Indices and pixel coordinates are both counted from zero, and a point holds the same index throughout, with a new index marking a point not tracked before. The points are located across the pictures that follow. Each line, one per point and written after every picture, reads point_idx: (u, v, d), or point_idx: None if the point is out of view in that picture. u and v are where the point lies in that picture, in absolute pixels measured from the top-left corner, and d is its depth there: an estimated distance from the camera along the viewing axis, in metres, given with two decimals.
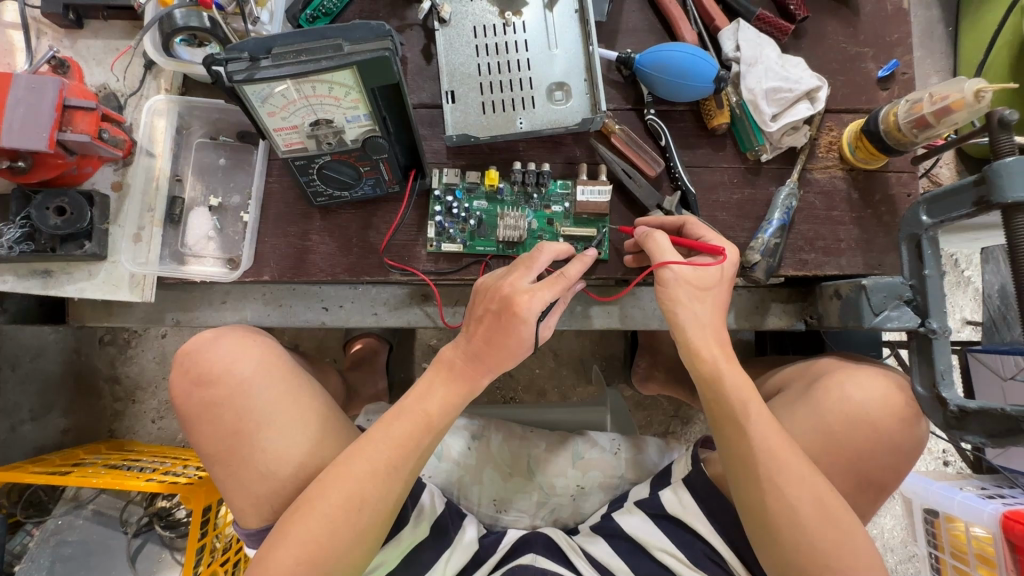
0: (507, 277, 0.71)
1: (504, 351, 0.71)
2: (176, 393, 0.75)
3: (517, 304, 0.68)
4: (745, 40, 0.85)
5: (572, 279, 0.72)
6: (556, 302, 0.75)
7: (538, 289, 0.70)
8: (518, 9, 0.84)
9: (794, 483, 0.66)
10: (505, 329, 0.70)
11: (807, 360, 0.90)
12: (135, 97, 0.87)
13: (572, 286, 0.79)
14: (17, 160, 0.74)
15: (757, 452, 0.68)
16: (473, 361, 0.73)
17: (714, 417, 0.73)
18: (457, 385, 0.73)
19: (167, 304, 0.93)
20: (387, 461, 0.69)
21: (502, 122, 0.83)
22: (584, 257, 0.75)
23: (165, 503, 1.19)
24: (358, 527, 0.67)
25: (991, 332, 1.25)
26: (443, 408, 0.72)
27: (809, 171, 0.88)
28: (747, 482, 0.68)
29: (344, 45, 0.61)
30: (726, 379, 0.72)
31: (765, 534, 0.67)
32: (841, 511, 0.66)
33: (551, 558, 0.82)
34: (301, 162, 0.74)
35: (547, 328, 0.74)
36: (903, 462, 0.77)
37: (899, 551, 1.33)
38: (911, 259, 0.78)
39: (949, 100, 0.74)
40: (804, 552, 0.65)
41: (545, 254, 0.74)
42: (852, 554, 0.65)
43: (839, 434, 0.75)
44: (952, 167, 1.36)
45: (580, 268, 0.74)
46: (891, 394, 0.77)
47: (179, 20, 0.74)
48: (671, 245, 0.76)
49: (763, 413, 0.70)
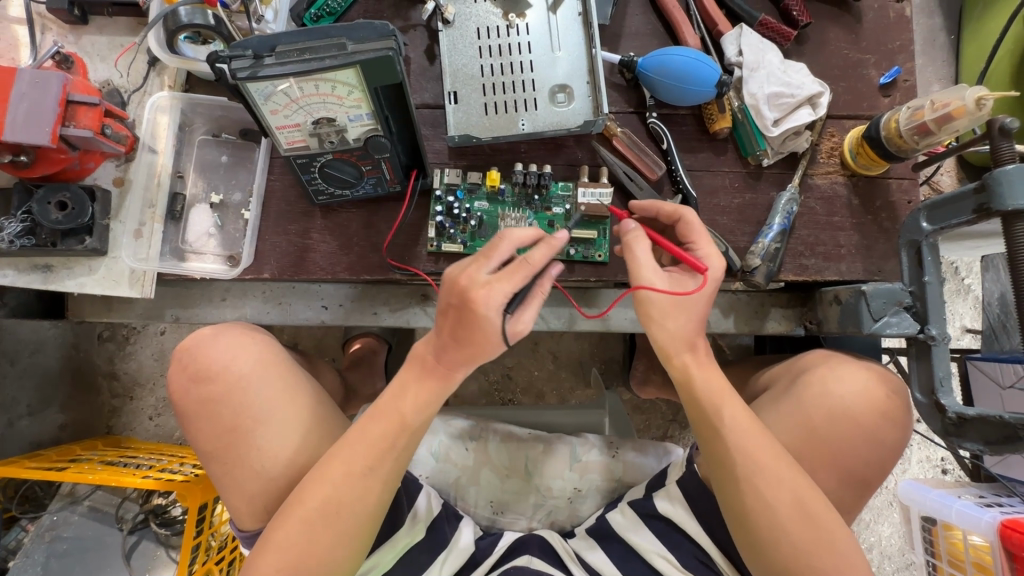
0: (464, 269, 0.64)
1: (474, 347, 0.65)
2: (174, 388, 0.75)
3: (476, 300, 0.62)
4: (748, 45, 0.85)
5: (538, 264, 0.63)
6: (528, 291, 0.66)
7: (497, 281, 0.62)
8: (522, 11, 0.84)
9: (772, 486, 0.67)
10: (468, 326, 0.63)
11: (789, 360, 0.90)
12: (138, 94, 0.87)
13: (551, 267, 0.67)
14: (20, 154, 0.75)
15: (733, 456, 0.68)
16: (444, 356, 0.68)
17: (694, 419, 0.72)
18: (430, 384, 0.69)
19: (166, 301, 0.92)
20: (363, 462, 0.68)
21: (504, 123, 0.83)
22: (553, 240, 0.65)
23: (162, 500, 1.18)
24: (339, 529, 0.67)
25: (990, 340, 1.24)
26: (417, 407, 0.70)
27: (810, 177, 0.88)
28: (727, 486, 0.69)
29: (348, 44, 0.61)
30: (695, 377, 0.72)
31: (745, 536, 0.68)
32: (823, 514, 0.66)
33: (546, 560, 0.83)
34: (302, 160, 0.75)
35: (519, 321, 0.65)
36: (889, 460, 0.77)
37: (896, 559, 1.33)
38: (910, 267, 0.78)
39: (949, 108, 0.74)
40: (785, 554, 0.66)
41: (508, 241, 0.65)
42: (832, 553, 0.65)
43: (823, 430, 0.75)
44: (953, 175, 1.36)
45: (548, 253, 0.64)
46: (873, 388, 0.77)
47: (184, 17, 0.75)
48: (650, 261, 0.72)
49: (738, 416, 0.69)
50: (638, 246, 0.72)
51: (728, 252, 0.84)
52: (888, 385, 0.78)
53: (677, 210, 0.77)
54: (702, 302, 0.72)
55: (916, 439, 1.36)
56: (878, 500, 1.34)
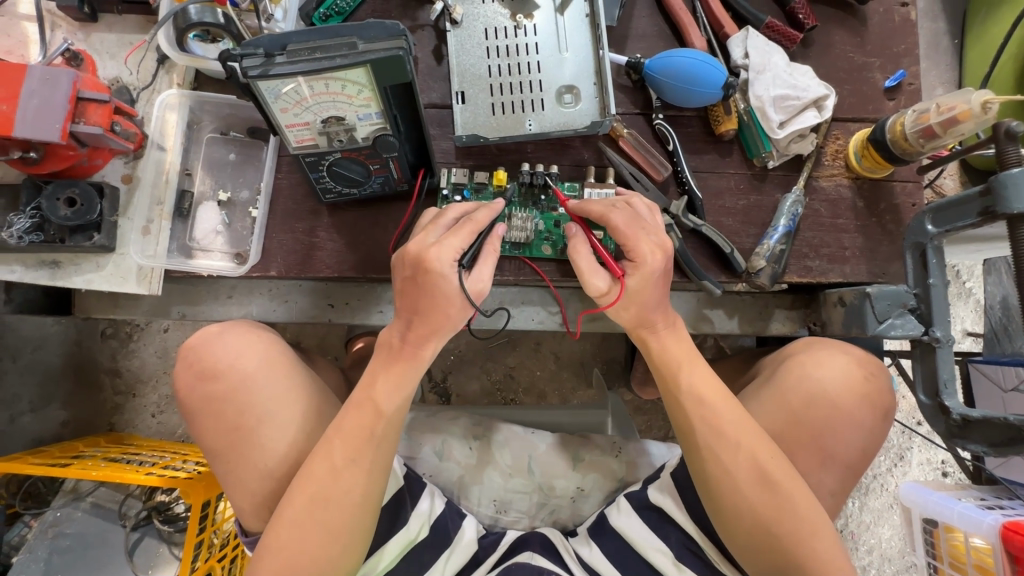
0: (413, 238, 0.70)
1: (437, 313, 0.69)
2: (180, 385, 0.74)
3: (427, 259, 0.67)
4: (754, 47, 0.85)
5: (481, 222, 0.70)
6: (482, 253, 0.72)
7: (444, 239, 0.68)
8: (530, 11, 0.84)
9: (729, 450, 0.70)
10: (425, 289, 0.68)
11: (777, 349, 0.89)
12: (147, 92, 0.88)
13: (498, 228, 0.75)
14: (30, 150, 0.75)
15: (694, 423, 0.72)
16: (409, 335, 0.71)
17: (664, 392, 0.77)
18: (399, 368, 0.72)
19: (173, 298, 0.93)
20: (343, 454, 0.69)
21: (511, 123, 0.83)
22: (493, 205, 0.74)
23: (165, 497, 1.19)
24: (329, 525, 0.67)
25: (992, 344, 1.25)
26: (390, 392, 0.71)
27: (815, 179, 0.88)
28: (692, 454, 0.73)
29: (359, 44, 0.62)
30: (650, 342, 0.77)
31: (714, 507, 0.71)
32: (784, 480, 0.68)
33: (548, 557, 0.83)
34: (311, 159, 0.75)
35: (477, 280, 0.70)
36: (869, 440, 0.77)
37: (896, 561, 1.33)
38: (915, 268, 0.78)
39: (955, 111, 0.75)
40: (749, 521, 0.69)
41: (453, 211, 0.73)
42: (794, 516, 0.67)
43: (801, 412, 0.76)
44: (956, 178, 1.37)
45: (490, 215, 0.73)
46: (852, 370, 0.77)
47: (193, 15, 0.75)
48: (588, 270, 0.74)
49: (695, 379, 0.74)
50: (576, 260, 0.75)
51: (734, 253, 0.84)
52: (863, 367, 0.78)
53: (602, 214, 0.74)
54: (642, 286, 0.73)
55: (917, 441, 1.37)
56: (879, 503, 1.35)
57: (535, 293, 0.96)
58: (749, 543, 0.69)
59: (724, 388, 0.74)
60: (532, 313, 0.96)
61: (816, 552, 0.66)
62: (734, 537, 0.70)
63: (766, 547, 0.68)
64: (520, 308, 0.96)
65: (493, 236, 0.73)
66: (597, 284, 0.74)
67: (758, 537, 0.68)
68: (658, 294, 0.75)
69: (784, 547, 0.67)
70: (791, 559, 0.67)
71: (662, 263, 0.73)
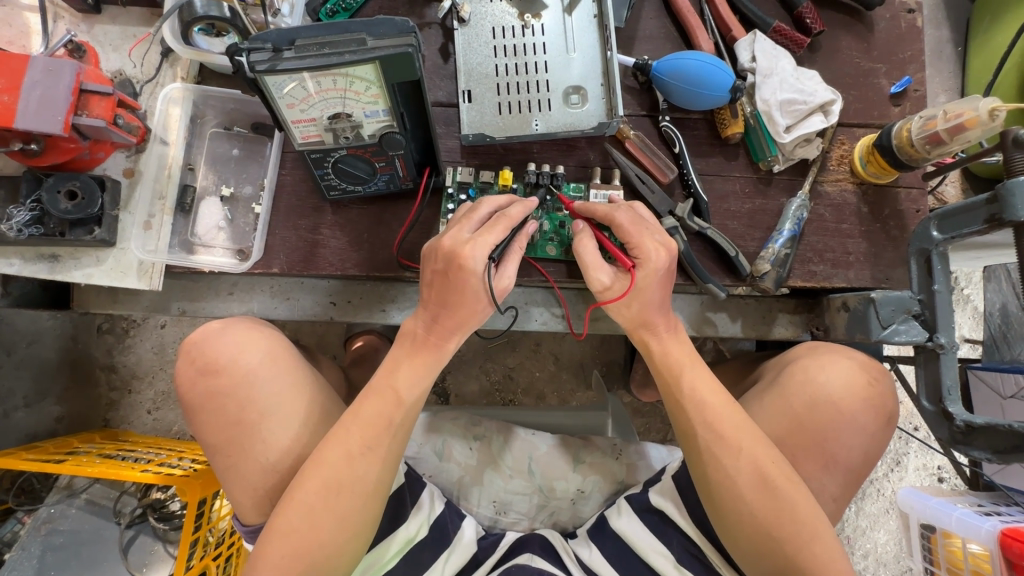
0: (448, 231, 0.69)
1: (465, 308, 0.70)
2: (181, 381, 0.74)
3: (462, 256, 0.67)
4: (761, 51, 0.85)
5: (515, 218, 0.70)
6: (511, 251, 0.72)
7: (479, 235, 0.68)
8: (538, 11, 0.84)
9: (731, 455, 0.69)
10: (457, 286, 0.68)
11: (779, 354, 0.89)
12: (150, 85, 0.87)
13: (527, 226, 0.75)
14: (30, 142, 0.74)
15: (695, 427, 0.72)
16: (435, 326, 0.71)
17: (664, 394, 0.76)
18: (422, 357, 0.72)
19: (173, 294, 0.92)
20: (360, 442, 0.68)
21: (517, 122, 0.83)
22: (526, 201, 0.73)
23: (160, 494, 1.17)
24: (339, 512, 0.66)
25: (991, 350, 1.27)
26: (412, 381, 0.71)
27: (820, 184, 0.88)
28: (693, 459, 0.72)
29: (368, 40, 0.61)
30: (652, 345, 0.77)
31: (715, 509, 0.71)
32: (784, 484, 0.68)
33: (547, 559, 0.82)
34: (316, 155, 0.74)
35: (503, 278, 0.71)
36: (871, 444, 0.77)
37: (892, 566, 1.34)
38: (920, 274, 0.79)
39: (963, 118, 0.75)
40: (749, 526, 0.68)
41: (487, 205, 0.72)
42: (796, 522, 0.67)
43: (807, 417, 0.76)
44: (958, 185, 1.38)
45: (523, 211, 0.72)
46: (856, 377, 0.77)
47: (199, 9, 0.74)
48: (595, 259, 0.74)
49: (696, 383, 0.74)
50: (583, 248, 0.74)
51: (739, 257, 0.84)
52: (867, 372, 0.78)
53: (609, 212, 0.75)
54: (645, 284, 0.73)
55: (914, 446, 1.37)
56: (875, 508, 1.35)
57: (538, 294, 0.96)
58: (749, 546, 0.69)
59: (727, 393, 0.73)
60: (536, 314, 0.96)
61: (817, 555, 0.66)
62: (735, 540, 0.70)
63: (766, 549, 0.68)
64: (525, 309, 0.96)
65: (521, 234, 0.73)
66: (599, 277, 0.73)
67: (759, 540, 0.68)
68: (659, 294, 0.74)
69: (786, 551, 0.67)
70: (792, 562, 0.67)
71: (666, 261, 0.72)
